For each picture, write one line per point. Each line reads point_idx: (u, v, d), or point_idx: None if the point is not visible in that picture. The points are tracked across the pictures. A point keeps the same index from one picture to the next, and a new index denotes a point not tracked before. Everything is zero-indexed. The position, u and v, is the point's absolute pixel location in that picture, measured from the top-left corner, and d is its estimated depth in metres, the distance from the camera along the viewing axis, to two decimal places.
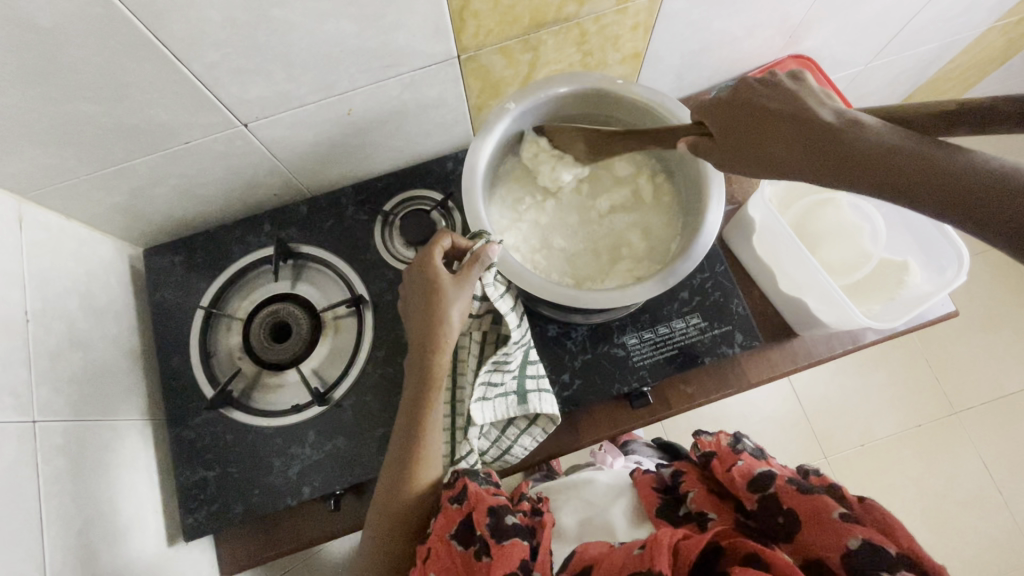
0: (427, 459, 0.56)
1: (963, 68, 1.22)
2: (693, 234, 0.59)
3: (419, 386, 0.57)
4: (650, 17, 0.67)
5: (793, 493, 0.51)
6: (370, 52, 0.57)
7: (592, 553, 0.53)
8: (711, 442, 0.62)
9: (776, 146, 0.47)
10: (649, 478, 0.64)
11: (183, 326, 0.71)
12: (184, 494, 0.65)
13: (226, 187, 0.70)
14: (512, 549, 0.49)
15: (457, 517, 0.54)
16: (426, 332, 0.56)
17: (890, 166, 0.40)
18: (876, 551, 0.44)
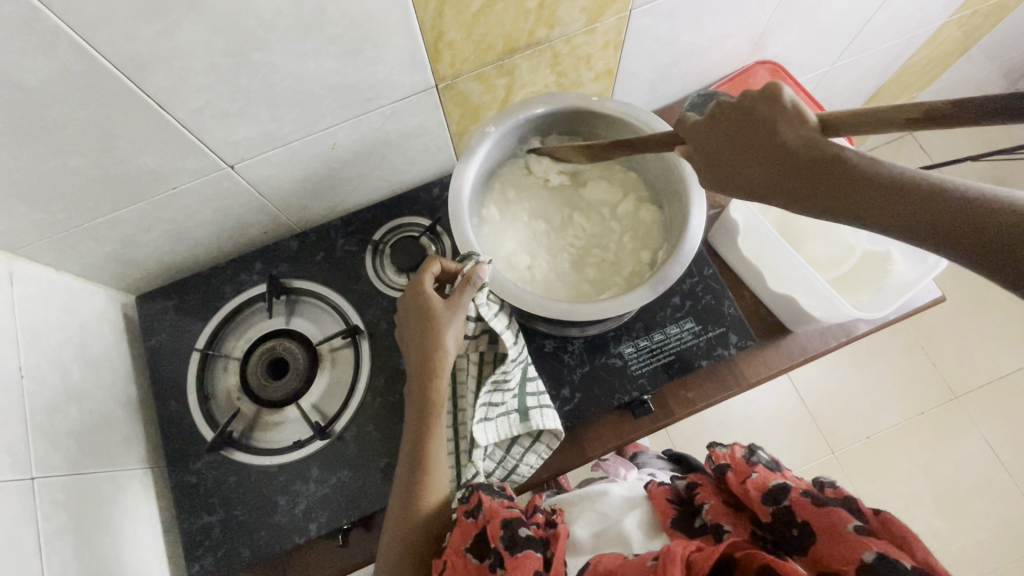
0: (432, 483, 0.55)
1: (923, 62, 1.27)
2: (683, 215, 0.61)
3: (419, 415, 0.56)
4: (619, 35, 0.69)
5: (808, 507, 0.52)
6: (350, 87, 0.59)
7: (606, 564, 0.53)
8: (726, 454, 0.62)
9: (752, 165, 0.46)
10: (663, 491, 0.65)
11: (179, 370, 0.71)
12: (189, 542, 0.64)
13: (216, 228, 0.71)
14: (526, 560, 0.49)
15: (472, 531, 0.54)
16: (421, 358, 0.56)
17: (817, 178, 0.42)
18: (891, 564, 0.45)
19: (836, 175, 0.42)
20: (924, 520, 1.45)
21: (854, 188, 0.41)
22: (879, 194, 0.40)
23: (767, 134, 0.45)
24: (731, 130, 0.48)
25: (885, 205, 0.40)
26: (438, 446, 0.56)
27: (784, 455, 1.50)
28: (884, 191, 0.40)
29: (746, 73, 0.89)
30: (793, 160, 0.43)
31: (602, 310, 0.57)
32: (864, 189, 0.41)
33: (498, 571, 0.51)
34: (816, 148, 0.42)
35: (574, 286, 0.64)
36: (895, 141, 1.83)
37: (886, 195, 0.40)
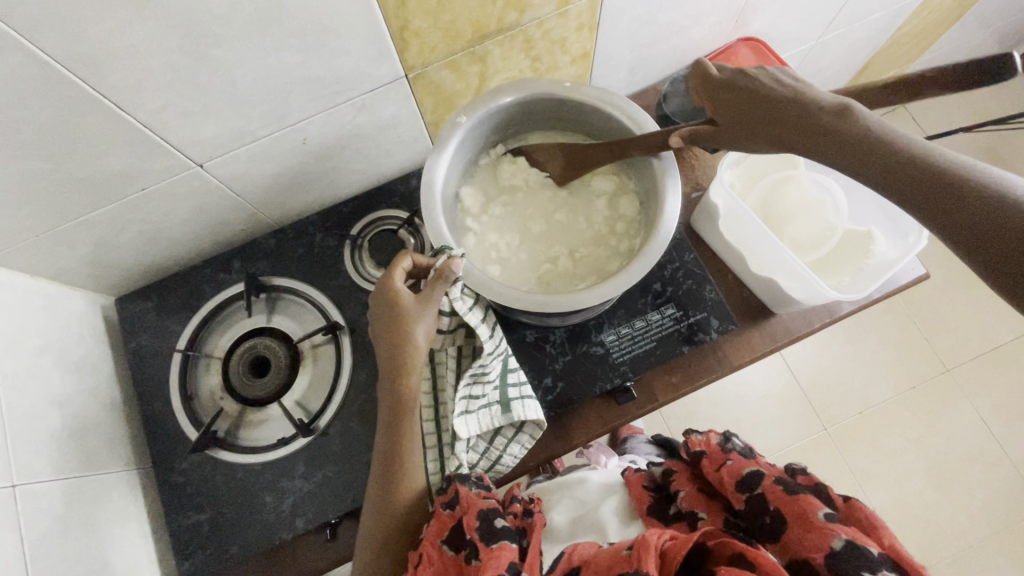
0: (409, 475, 0.55)
1: (914, 31, 1.25)
2: (657, 186, 0.60)
3: (391, 414, 0.54)
4: (593, 17, 0.67)
5: (780, 495, 0.53)
6: (316, 81, 0.57)
7: (581, 552, 0.54)
8: (701, 441, 0.64)
9: (772, 122, 0.49)
10: (639, 477, 0.67)
11: (161, 371, 0.71)
12: (179, 541, 0.65)
13: (191, 227, 0.70)
14: (501, 552, 0.49)
15: (449, 523, 0.54)
16: (390, 357, 0.53)
17: (838, 132, 0.45)
18: (859, 552, 0.46)
19: (866, 139, 0.43)
20: (916, 492, 1.47)
21: (871, 151, 0.43)
22: (891, 160, 0.42)
23: (794, 98, 0.49)
24: (745, 98, 0.52)
25: (902, 176, 0.41)
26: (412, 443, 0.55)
27: (777, 433, 1.51)
28: (892, 159, 0.42)
29: (728, 53, 0.88)
30: (810, 117, 0.46)
31: (583, 299, 0.56)
32: (874, 150, 0.43)
33: (473, 562, 0.51)
34: (837, 110, 0.46)
35: (555, 282, 0.63)
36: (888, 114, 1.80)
37: (890, 159, 0.42)
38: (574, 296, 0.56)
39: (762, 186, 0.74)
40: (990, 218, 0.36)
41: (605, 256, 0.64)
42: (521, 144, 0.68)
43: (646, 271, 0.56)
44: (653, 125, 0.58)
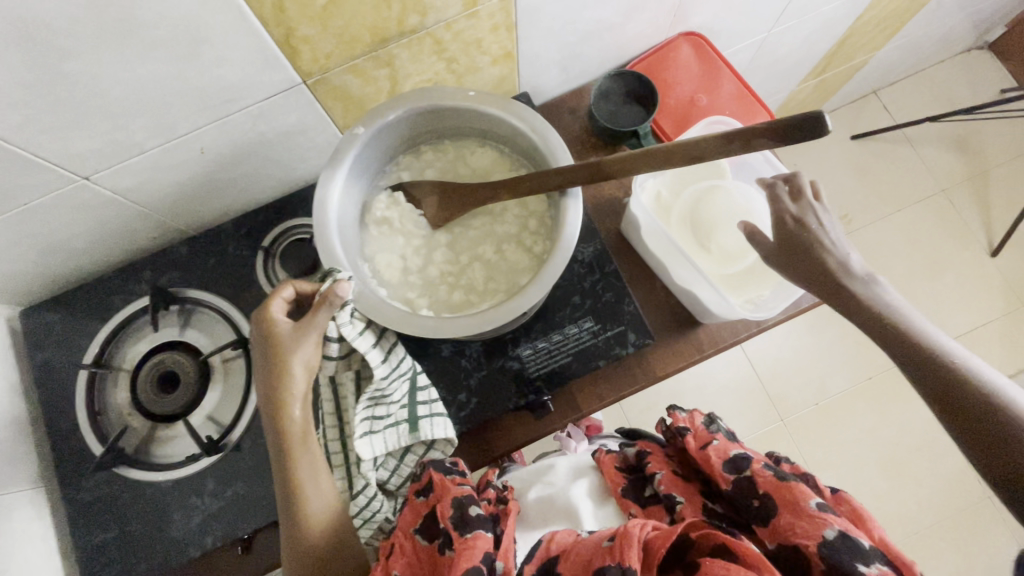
0: (313, 506, 0.53)
1: (878, 19, 1.21)
2: (558, 202, 0.59)
3: (280, 448, 0.52)
4: (508, 17, 0.64)
5: (769, 479, 0.57)
6: (199, 91, 0.54)
7: (558, 541, 0.55)
8: (686, 419, 0.70)
9: (823, 294, 0.59)
10: (612, 458, 0.71)
11: (69, 386, 0.69)
12: (87, 558, 0.64)
13: (92, 238, 0.67)
14: (475, 542, 0.50)
15: (422, 509, 0.58)
16: (271, 389, 0.52)
17: (841, 302, 0.58)
18: (849, 539, 0.50)
19: (876, 326, 0.56)
20: (866, 481, 1.50)
21: (917, 350, 0.53)
22: (957, 399, 0.50)
23: (838, 286, 0.58)
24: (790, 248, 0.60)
25: (930, 380, 0.52)
26: (308, 473, 0.53)
27: (734, 424, 1.53)
28: (924, 370, 0.52)
29: (668, 47, 0.84)
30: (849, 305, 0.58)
31: (481, 321, 0.55)
32: (915, 356, 0.53)
33: (447, 552, 0.53)
34: (890, 318, 0.55)
35: (459, 299, 0.62)
36: (858, 101, 1.76)
37: (944, 384, 0.51)
38: (470, 318, 0.55)
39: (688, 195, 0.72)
40: (1023, 456, 0.46)
41: (516, 264, 0.62)
42: (430, 152, 0.65)
43: (546, 288, 0.55)
44: (556, 138, 0.56)
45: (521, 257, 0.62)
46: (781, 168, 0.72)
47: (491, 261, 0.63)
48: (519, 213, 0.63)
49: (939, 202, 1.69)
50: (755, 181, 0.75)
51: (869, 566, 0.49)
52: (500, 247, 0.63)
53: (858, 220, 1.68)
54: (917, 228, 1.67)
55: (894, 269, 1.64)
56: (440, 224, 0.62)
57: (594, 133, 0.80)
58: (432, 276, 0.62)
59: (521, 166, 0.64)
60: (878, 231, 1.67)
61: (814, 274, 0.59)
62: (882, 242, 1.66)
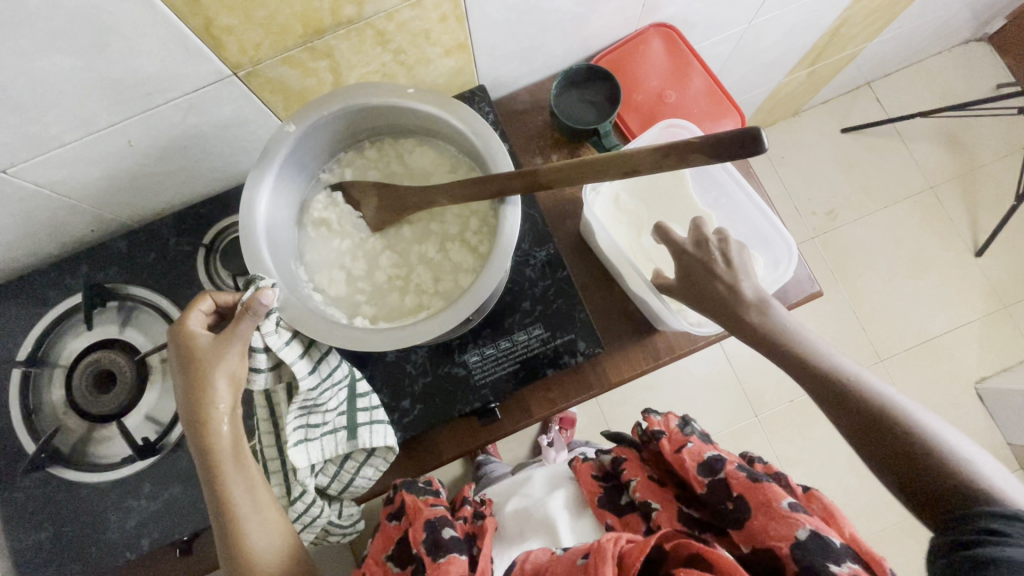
0: (252, 529, 0.50)
1: (869, 10, 1.16)
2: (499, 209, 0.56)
3: (205, 469, 0.49)
4: (457, 8, 0.60)
5: (743, 482, 0.57)
6: (115, 84, 0.51)
7: (533, 562, 0.57)
8: (660, 422, 0.67)
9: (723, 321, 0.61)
10: (588, 466, 0.71)
11: (2, 383, 0.67)
12: (19, 559, 0.63)
13: (22, 231, 0.64)
14: (447, 564, 0.55)
15: (394, 534, 0.66)
16: (193, 406, 0.49)
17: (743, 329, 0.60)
18: (821, 540, 0.50)
19: (778, 354, 0.59)
20: (836, 478, 1.51)
21: (816, 375, 0.57)
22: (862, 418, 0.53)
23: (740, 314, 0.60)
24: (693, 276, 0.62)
25: (835, 400, 0.55)
26: (237, 491, 0.50)
27: (707, 419, 1.53)
28: (826, 392, 0.56)
29: (638, 39, 0.80)
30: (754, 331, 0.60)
31: (419, 330, 0.53)
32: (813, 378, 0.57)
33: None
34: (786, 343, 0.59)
35: (398, 306, 0.59)
36: (850, 93, 1.72)
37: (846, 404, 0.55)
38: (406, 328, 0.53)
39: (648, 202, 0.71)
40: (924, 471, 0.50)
41: (462, 265, 0.60)
42: (372, 152, 0.62)
43: (486, 296, 0.53)
44: (497, 143, 0.54)
45: (465, 259, 0.59)
46: (738, 182, 0.74)
47: (436, 265, 0.60)
48: (463, 214, 0.60)
49: (926, 199, 1.66)
50: (713, 192, 0.76)
51: (840, 566, 0.48)
52: (444, 251, 0.60)
53: (843, 216, 1.65)
54: (902, 226, 1.64)
55: (876, 266, 1.62)
56: (381, 226, 0.59)
57: (556, 129, 0.77)
58: (372, 280, 0.60)
59: (467, 167, 0.61)
60: (862, 228, 1.65)
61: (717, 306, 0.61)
62: (866, 239, 1.64)
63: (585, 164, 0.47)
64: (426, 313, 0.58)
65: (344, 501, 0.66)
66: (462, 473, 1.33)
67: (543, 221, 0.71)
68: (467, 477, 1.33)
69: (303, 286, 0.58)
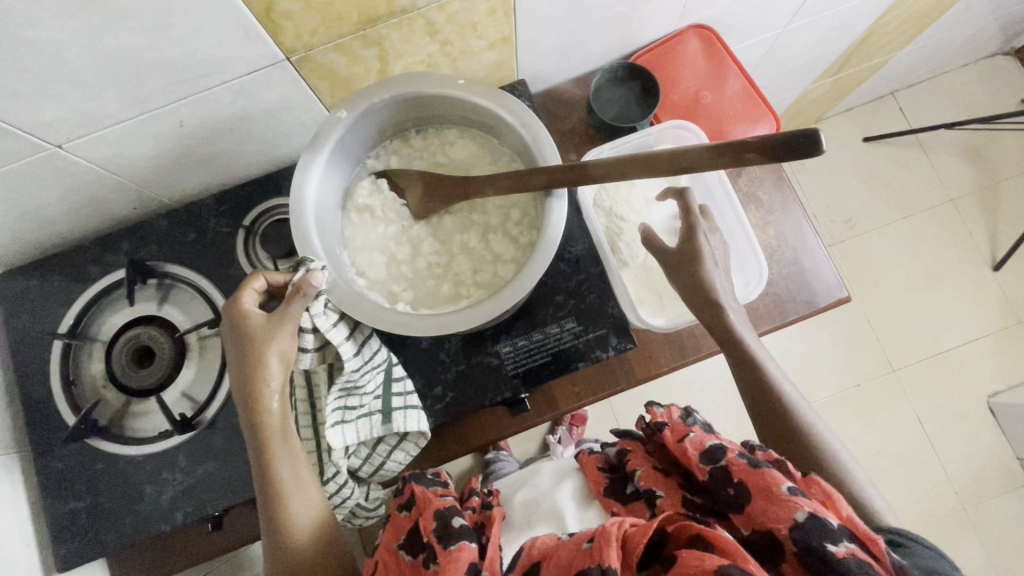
0: (296, 503, 0.51)
1: (901, 18, 1.16)
2: (545, 206, 0.57)
3: (255, 442, 0.51)
4: (506, 1, 0.61)
5: (744, 467, 0.56)
6: (174, 64, 0.52)
7: (539, 546, 0.55)
8: (664, 413, 0.68)
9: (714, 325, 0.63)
10: (595, 458, 0.74)
11: (42, 354, 0.68)
12: (55, 526, 0.64)
13: (68, 206, 0.66)
14: (460, 554, 0.51)
15: (404, 525, 0.60)
16: (247, 383, 0.50)
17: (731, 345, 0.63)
18: (820, 521, 0.49)
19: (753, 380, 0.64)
20: None
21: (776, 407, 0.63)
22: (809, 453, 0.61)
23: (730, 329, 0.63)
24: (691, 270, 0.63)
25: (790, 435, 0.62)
26: (284, 465, 0.51)
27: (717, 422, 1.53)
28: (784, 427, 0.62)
29: (676, 39, 0.81)
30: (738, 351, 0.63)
31: (465, 317, 0.54)
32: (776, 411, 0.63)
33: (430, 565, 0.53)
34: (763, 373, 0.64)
35: (436, 295, 0.60)
36: (873, 101, 1.71)
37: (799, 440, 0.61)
38: (451, 314, 0.54)
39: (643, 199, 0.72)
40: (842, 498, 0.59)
41: (503, 255, 0.61)
42: (416, 141, 0.63)
43: (527, 288, 0.54)
44: (545, 136, 0.55)
45: (507, 249, 0.60)
46: (728, 195, 0.72)
47: (477, 254, 0.61)
48: (507, 205, 0.61)
49: (945, 211, 1.66)
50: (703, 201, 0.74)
51: (838, 545, 0.48)
52: (487, 240, 0.61)
53: (861, 225, 1.65)
54: (919, 237, 1.64)
55: (892, 276, 1.62)
56: (424, 215, 0.60)
57: (591, 125, 0.78)
58: (416, 267, 0.61)
59: (510, 158, 0.62)
60: (879, 237, 1.65)
61: (695, 298, 0.63)
62: (883, 249, 1.64)
63: (638, 159, 0.48)
64: (465, 301, 0.59)
65: (372, 484, 0.67)
66: (471, 466, 1.34)
67: (578, 218, 0.72)
68: (477, 470, 1.34)
69: (347, 270, 0.59)
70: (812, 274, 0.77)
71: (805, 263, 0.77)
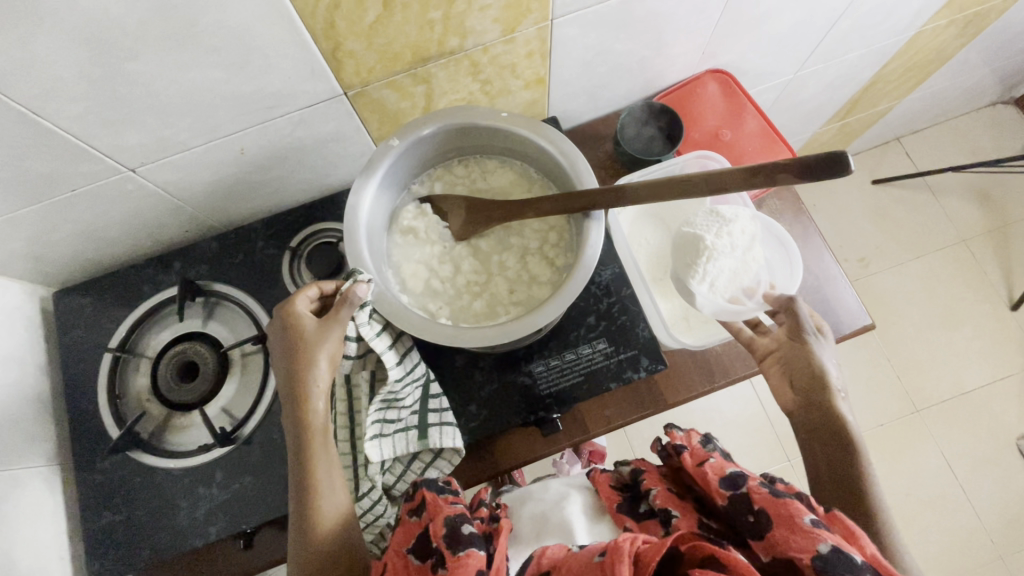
0: (325, 499, 0.52)
1: (902, 68, 1.23)
2: (583, 230, 0.60)
3: (297, 441, 0.53)
4: (543, 45, 0.67)
5: (766, 497, 0.53)
6: (247, 96, 0.57)
7: (550, 557, 0.53)
8: (682, 437, 0.65)
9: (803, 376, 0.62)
10: (607, 477, 0.69)
11: (92, 368, 0.71)
12: (91, 539, 0.65)
13: (129, 227, 0.70)
14: (468, 560, 0.48)
15: (415, 530, 0.55)
16: (292, 381, 0.52)
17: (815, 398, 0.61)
18: (846, 556, 0.46)
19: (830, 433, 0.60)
20: None
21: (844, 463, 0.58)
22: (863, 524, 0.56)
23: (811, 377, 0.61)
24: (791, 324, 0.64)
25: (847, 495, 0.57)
26: (324, 466, 0.52)
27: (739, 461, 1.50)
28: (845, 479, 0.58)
29: (694, 83, 0.87)
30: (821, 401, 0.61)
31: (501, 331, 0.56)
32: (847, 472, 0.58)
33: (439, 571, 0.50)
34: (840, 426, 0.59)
35: (475, 312, 0.63)
36: (880, 146, 1.77)
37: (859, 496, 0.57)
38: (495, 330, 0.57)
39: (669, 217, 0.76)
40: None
41: (540, 276, 0.63)
42: (459, 170, 0.68)
43: (566, 305, 0.57)
44: (583, 163, 0.59)
45: (544, 270, 0.63)
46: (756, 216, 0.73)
47: (514, 274, 0.64)
48: (545, 228, 0.65)
49: (959, 252, 1.68)
50: None
51: None
52: (525, 260, 0.64)
53: (874, 264, 1.68)
54: (934, 277, 1.66)
55: (908, 315, 1.63)
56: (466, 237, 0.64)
57: (618, 158, 0.83)
58: (457, 285, 0.64)
59: (545, 185, 0.66)
60: (894, 276, 1.67)
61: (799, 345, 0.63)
62: (898, 288, 1.65)
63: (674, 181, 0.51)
64: (503, 318, 0.62)
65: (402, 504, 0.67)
66: None
67: (609, 245, 0.75)
68: None
69: (392, 286, 0.62)
70: (835, 302, 0.78)
71: (828, 291, 0.79)
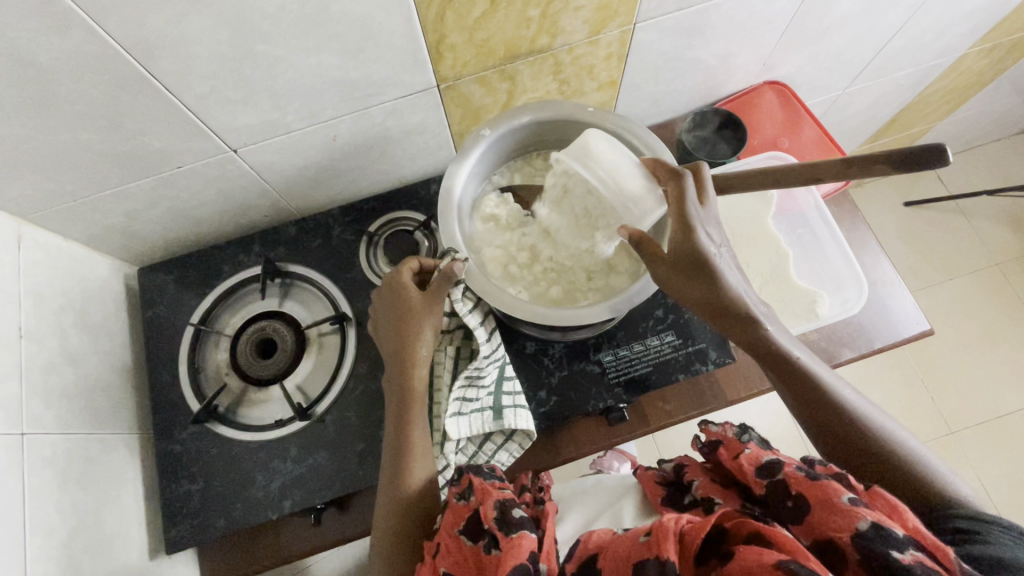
0: (419, 458, 0.57)
1: (944, 90, 1.25)
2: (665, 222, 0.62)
3: (400, 401, 0.59)
4: (623, 47, 0.70)
5: (800, 479, 0.49)
6: (351, 83, 0.60)
7: (596, 540, 0.50)
8: (718, 430, 0.60)
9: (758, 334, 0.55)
10: (651, 473, 0.65)
11: (173, 342, 0.73)
12: (168, 507, 0.67)
13: (217, 208, 0.73)
14: (520, 540, 0.46)
15: (464, 513, 0.52)
16: (400, 346, 0.59)
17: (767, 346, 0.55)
18: (886, 533, 0.42)
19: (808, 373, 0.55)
20: None
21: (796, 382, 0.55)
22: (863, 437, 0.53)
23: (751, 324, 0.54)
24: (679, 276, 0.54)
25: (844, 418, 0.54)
26: (421, 426, 0.58)
27: None
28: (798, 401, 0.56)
29: (754, 93, 0.90)
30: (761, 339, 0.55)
31: (586, 314, 0.59)
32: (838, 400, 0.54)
33: (493, 552, 0.48)
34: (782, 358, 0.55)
35: (554, 297, 0.65)
36: None
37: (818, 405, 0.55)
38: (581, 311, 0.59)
39: (736, 216, 0.78)
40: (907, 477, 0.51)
41: (618, 265, 0.65)
42: (538, 163, 0.71)
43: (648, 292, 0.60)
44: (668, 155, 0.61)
45: (623, 259, 0.65)
46: (825, 219, 0.79)
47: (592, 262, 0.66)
48: None
49: (992, 275, 1.68)
50: (799, 227, 0.81)
51: (903, 552, 0.41)
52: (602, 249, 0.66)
53: (907, 285, 1.68)
54: (968, 299, 1.66)
55: (942, 336, 1.63)
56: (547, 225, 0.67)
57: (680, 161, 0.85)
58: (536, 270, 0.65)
59: None
60: (927, 297, 1.67)
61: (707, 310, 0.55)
62: (931, 309, 1.66)
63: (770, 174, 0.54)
64: (584, 302, 0.64)
65: None
66: None
67: None
68: None
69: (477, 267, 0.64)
70: (895, 307, 0.79)
71: (888, 295, 0.80)
